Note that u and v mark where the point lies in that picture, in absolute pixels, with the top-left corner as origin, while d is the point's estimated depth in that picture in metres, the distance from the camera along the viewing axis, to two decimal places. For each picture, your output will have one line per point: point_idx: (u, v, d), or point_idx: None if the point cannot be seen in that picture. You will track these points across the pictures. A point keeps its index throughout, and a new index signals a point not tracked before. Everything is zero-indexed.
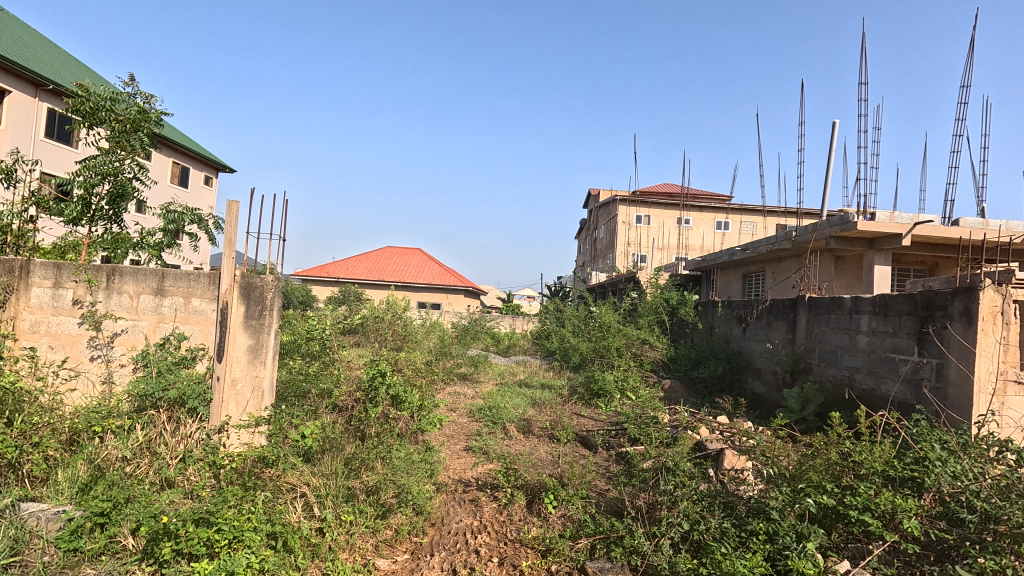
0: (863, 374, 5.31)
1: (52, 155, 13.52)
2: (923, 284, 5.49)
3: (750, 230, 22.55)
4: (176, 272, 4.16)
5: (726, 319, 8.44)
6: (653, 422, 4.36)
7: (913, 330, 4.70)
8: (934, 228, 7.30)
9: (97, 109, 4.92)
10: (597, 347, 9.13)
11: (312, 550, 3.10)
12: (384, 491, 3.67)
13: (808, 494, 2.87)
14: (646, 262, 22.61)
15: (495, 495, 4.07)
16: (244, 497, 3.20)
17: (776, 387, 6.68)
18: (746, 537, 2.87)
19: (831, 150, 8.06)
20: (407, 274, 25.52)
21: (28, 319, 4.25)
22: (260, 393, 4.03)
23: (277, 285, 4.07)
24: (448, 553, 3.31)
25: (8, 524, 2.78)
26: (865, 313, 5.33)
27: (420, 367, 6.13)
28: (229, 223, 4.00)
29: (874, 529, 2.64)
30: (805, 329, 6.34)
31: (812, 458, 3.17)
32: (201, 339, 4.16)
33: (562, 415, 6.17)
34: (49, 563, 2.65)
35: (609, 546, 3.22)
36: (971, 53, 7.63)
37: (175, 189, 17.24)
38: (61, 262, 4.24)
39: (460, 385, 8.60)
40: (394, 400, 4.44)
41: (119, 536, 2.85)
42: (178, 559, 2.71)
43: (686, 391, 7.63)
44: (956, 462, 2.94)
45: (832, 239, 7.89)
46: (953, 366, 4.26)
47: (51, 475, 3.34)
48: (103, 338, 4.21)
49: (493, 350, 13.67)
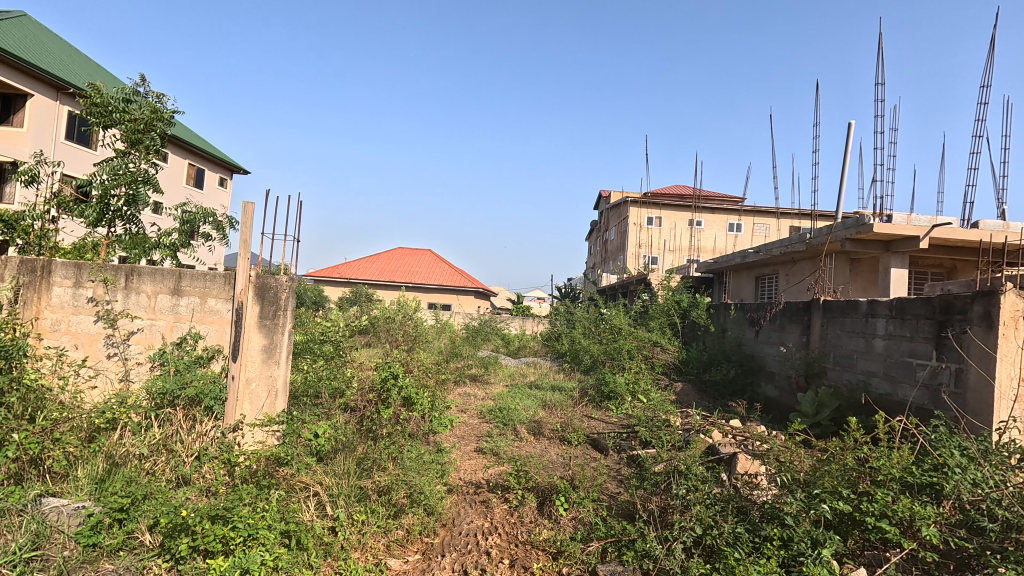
0: (879, 379, 5.23)
1: (72, 156, 13.79)
2: (942, 287, 5.39)
3: (763, 232, 22.36)
4: (192, 272, 4.22)
5: (738, 322, 8.37)
6: (665, 425, 4.34)
7: (931, 334, 4.62)
8: (953, 230, 7.18)
9: (111, 111, 5.04)
10: (607, 350, 9.09)
11: (325, 549, 3.13)
12: (396, 491, 3.69)
13: (823, 500, 2.84)
14: (657, 264, 22.47)
15: (506, 496, 4.08)
16: (259, 495, 3.23)
17: (790, 391, 6.61)
18: (760, 543, 2.84)
19: (847, 151, 7.96)
20: (418, 275, 25.64)
21: (49, 318, 4.34)
22: (274, 392, 4.07)
23: (291, 285, 4.11)
24: (459, 554, 3.31)
25: (30, 519, 2.84)
26: (881, 317, 5.26)
27: (432, 368, 6.16)
28: (244, 224, 4.05)
29: (892, 537, 2.59)
30: (820, 333, 6.26)
31: (827, 463, 3.13)
32: (218, 338, 4.23)
33: (572, 417, 6.16)
34: (69, 558, 2.69)
35: (620, 549, 3.20)
36: (992, 52, 7.49)
37: (190, 191, 17.49)
38: (81, 262, 4.32)
39: (470, 386, 8.62)
40: (406, 401, 4.58)
41: (137, 532, 2.90)
42: (194, 556, 2.75)
43: (698, 394, 7.57)
44: (977, 470, 2.88)
45: (848, 242, 7.80)
46: (972, 372, 4.18)
47: (71, 470, 3.38)
48: (120, 336, 4.29)
49: (504, 351, 13.69)
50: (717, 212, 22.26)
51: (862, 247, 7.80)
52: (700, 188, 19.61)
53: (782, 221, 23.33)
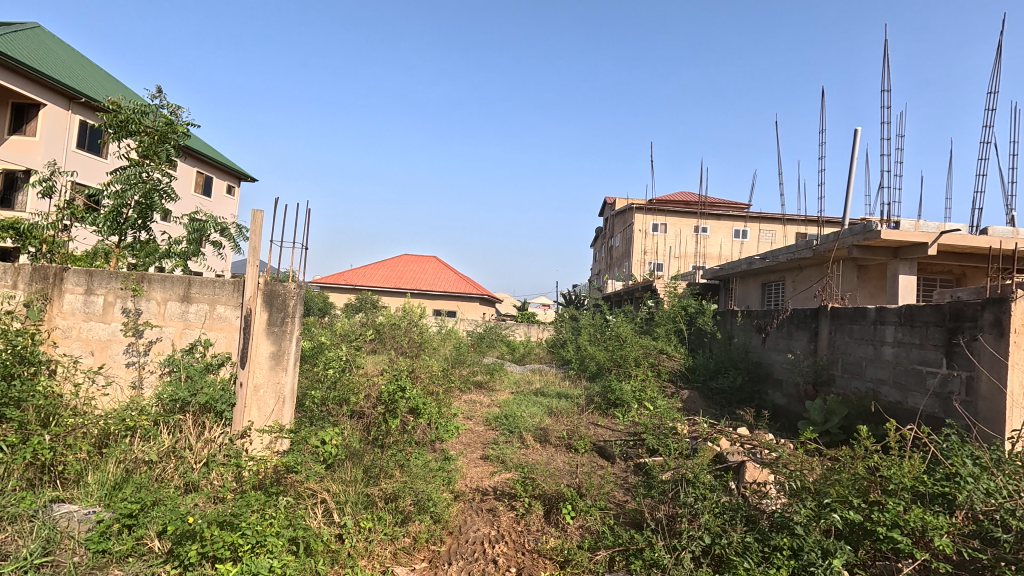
0: (888, 386, 5.19)
1: (84, 165, 13.96)
2: (951, 294, 5.36)
3: (769, 238, 22.28)
4: (202, 280, 4.25)
5: (745, 329, 8.35)
6: (672, 432, 4.35)
7: (941, 342, 4.59)
8: (961, 237, 7.15)
9: (127, 123, 5.13)
10: (614, 356, 9.02)
11: (331, 556, 3.11)
12: (403, 499, 3.68)
13: (834, 509, 2.81)
14: (662, 271, 22.38)
15: (513, 504, 4.08)
16: (267, 502, 3.23)
17: (798, 399, 6.55)
18: (769, 553, 2.80)
19: (854, 157, 7.96)
20: (423, 281, 25.71)
21: (61, 325, 4.39)
22: (282, 400, 4.10)
23: (299, 292, 4.15)
24: (466, 563, 3.30)
25: (42, 525, 2.88)
26: (890, 324, 5.22)
27: (438, 376, 6.17)
28: (253, 232, 4.09)
29: (904, 547, 2.54)
30: (828, 340, 6.22)
31: (838, 472, 3.09)
32: (226, 346, 4.25)
33: (579, 424, 6.16)
34: (79, 564, 2.72)
35: (628, 558, 3.18)
36: (998, 59, 7.51)
37: (198, 199, 17.68)
38: (93, 270, 4.37)
39: (476, 394, 8.61)
40: (414, 411, 4.55)
41: (145, 538, 2.90)
42: (202, 562, 2.76)
43: (706, 401, 7.51)
44: (989, 479, 2.86)
45: (855, 248, 7.75)
46: (983, 380, 4.15)
47: (82, 476, 3.42)
48: (141, 345, 4.32)
49: (508, 357, 13.67)
50: (722, 218, 22.32)
51: (871, 254, 7.73)
52: (704, 194, 19.63)
53: (789, 227, 23.30)
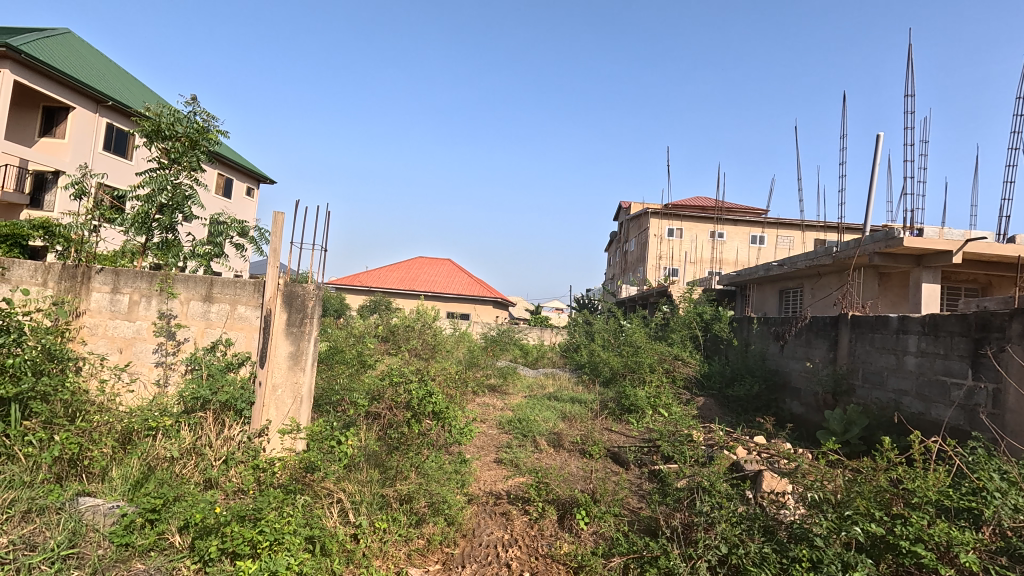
0: (911, 398, 5.09)
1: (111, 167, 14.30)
2: (977, 304, 5.25)
3: (787, 244, 21.99)
4: (223, 280, 4.33)
5: (763, 336, 8.27)
6: (688, 440, 4.33)
7: (967, 352, 4.50)
8: (986, 246, 6.97)
9: (160, 128, 5.24)
10: (629, 362, 8.91)
11: (347, 556, 3.15)
12: (416, 500, 3.71)
13: (855, 522, 2.74)
14: (678, 276, 22.18)
15: (527, 508, 4.07)
16: (285, 500, 3.28)
17: (817, 408, 6.46)
18: (788, 564, 2.74)
19: (876, 163, 7.82)
20: (437, 283, 25.84)
21: (89, 323, 4.52)
22: (299, 399, 4.15)
23: (317, 294, 4.22)
24: (479, 566, 3.32)
25: (69, 517, 2.96)
26: (912, 333, 5.13)
27: (452, 378, 6.19)
28: (274, 233, 4.16)
29: (928, 562, 2.45)
30: (848, 348, 6.12)
31: (859, 484, 3.03)
32: (246, 344, 4.30)
33: (593, 429, 6.12)
34: (103, 556, 2.77)
35: (642, 566, 3.14)
36: None
37: (220, 201, 18.05)
38: (119, 269, 4.48)
39: (488, 396, 8.59)
40: (435, 415, 4.49)
41: (167, 533, 2.97)
42: (221, 558, 2.80)
43: (721, 408, 7.40)
44: (1017, 495, 2.78)
45: (877, 255, 7.60)
46: (1010, 392, 4.04)
47: (106, 471, 3.50)
48: (169, 345, 4.41)
49: (521, 361, 13.61)
50: (739, 224, 22.08)
51: (893, 261, 7.58)
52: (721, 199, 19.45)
53: (807, 233, 22.91)
